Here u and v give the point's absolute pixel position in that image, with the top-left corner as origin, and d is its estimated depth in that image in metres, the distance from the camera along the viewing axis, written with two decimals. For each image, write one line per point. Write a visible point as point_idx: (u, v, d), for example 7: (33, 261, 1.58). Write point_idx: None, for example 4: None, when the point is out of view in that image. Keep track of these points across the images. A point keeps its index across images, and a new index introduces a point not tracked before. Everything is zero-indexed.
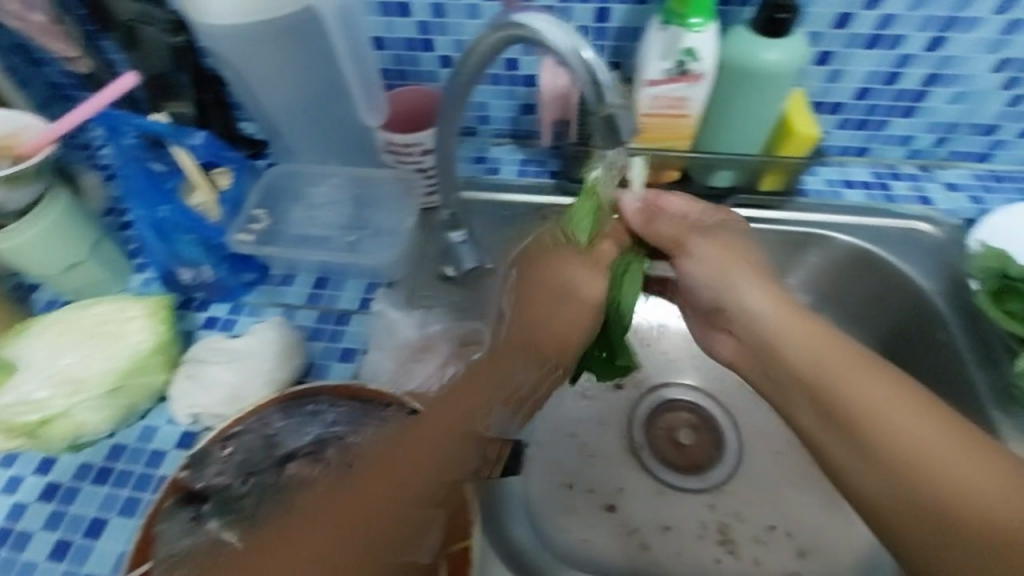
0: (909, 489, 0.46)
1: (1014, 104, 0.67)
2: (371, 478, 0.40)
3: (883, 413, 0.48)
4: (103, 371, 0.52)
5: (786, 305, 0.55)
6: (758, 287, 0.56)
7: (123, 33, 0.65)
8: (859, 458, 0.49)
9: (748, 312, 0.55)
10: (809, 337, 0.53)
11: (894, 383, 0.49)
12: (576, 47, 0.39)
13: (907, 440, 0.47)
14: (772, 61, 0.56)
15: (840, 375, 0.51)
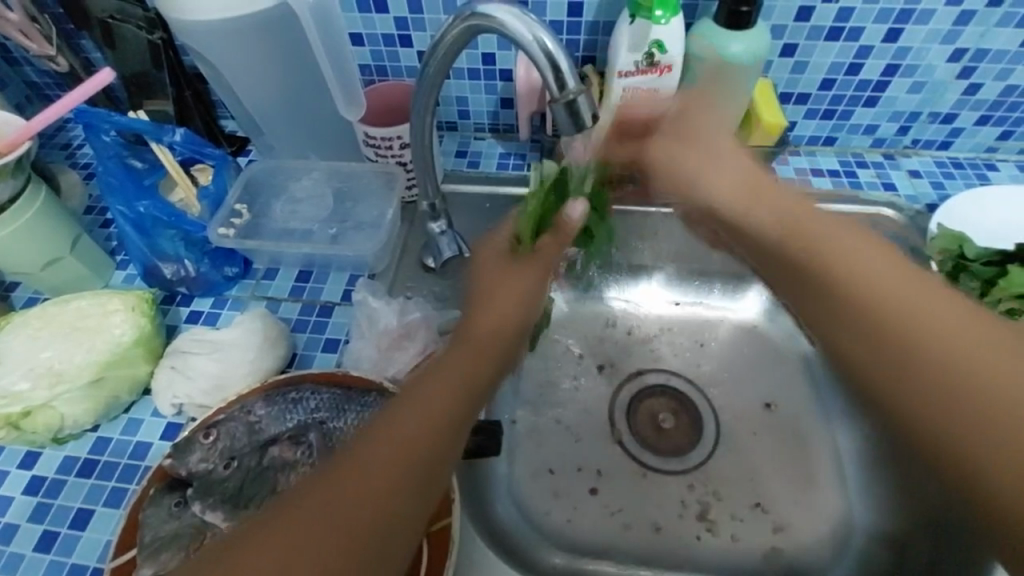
0: (908, 372, 0.34)
1: (970, 93, 0.69)
2: (395, 431, 0.36)
3: (865, 285, 0.38)
4: (83, 364, 0.53)
5: (747, 179, 0.47)
6: (719, 166, 0.48)
7: (99, 30, 0.65)
8: (863, 350, 0.37)
9: (724, 206, 0.47)
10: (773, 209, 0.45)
11: (879, 254, 0.40)
12: (537, 38, 0.40)
13: (902, 315, 0.36)
14: (737, 52, 0.58)
15: (812, 246, 0.42)
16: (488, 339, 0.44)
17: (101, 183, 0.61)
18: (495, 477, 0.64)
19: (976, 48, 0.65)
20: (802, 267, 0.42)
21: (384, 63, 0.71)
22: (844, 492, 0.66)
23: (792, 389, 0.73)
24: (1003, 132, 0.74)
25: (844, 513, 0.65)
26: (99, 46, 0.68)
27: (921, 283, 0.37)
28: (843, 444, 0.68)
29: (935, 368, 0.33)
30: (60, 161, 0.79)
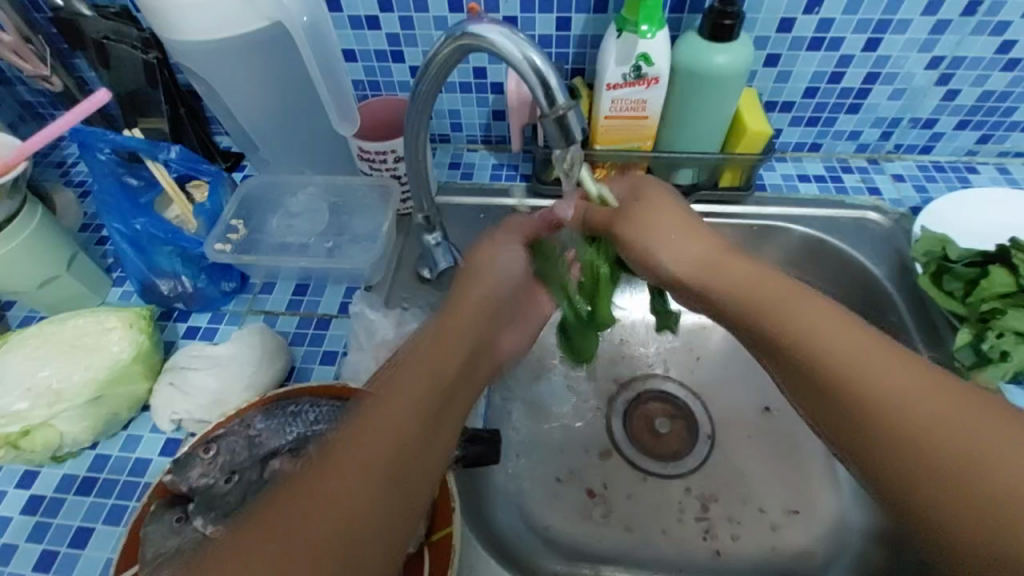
0: (867, 439, 0.37)
1: (949, 99, 0.72)
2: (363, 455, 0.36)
3: (821, 350, 0.40)
4: (81, 383, 0.53)
5: (714, 245, 0.49)
6: (691, 232, 0.50)
7: (95, 51, 0.66)
8: (827, 418, 0.40)
9: (694, 268, 0.49)
10: (734, 275, 0.47)
11: (830, 315, 0.42)
12: (526, 57, 0.41)
13: (862, 381, 0.38)
14: (722, 63, 0.60)
15: (769, 315, 0.44)
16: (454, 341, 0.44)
17: (98, 202, 0.61)
18: (495, 485, 0.64)
19: (953, 55, 0.67)
20: (761, 319, 0.44)
21: (377, 78, 0.72)
22: (839, 492, 0.67)
23: None
24: (982, 136, 0.76)
25: (839, 513, 0.66)
26: (93, 65, 0.68)
27: (867, 346, 0.39)
28: None
29: (886, 425, 0.36)
30: (55, 179, 0.79)
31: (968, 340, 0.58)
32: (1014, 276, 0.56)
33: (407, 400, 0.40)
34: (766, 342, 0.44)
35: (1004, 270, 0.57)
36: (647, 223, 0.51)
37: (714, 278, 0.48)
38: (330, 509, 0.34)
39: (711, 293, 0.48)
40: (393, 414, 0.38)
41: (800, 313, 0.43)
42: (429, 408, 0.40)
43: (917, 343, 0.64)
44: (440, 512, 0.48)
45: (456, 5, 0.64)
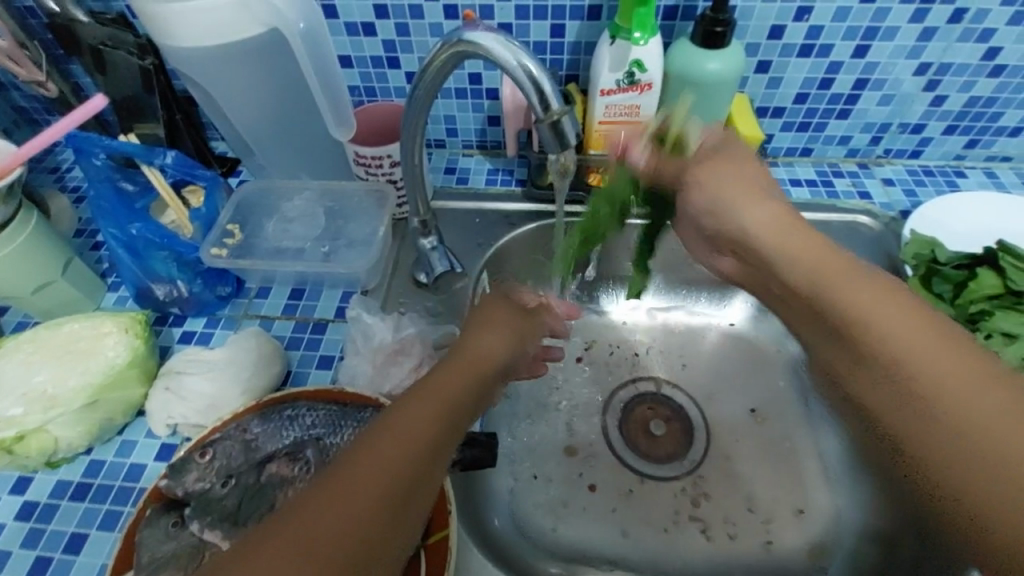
0: (921, 412, 0.35)
1: (936, 105, 0.73)
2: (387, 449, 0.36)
3: (877, 325, 0.40)
4: (76, 388, 0.53)
5: (786, 219, 0.49)
6: (765, 201, 0.50)
7: (91, 57, 0.66)
8: (881, 391, 0.38)
9: (756, 231, 0.49)
10: (800, 251, 0.46)
11: (891, 296, 0.41)
12: (521, 63, 0.41)
13: (917, 356, 0.37)
14: (713, 69, 0.61)
15: (831, 289, 0.43)
16: (472, 365, 0.46)
17: (93, 207, 0.62)
18: (490, 488, 0.65)
19: (940, 62, 0.68)
20: (824, 292, 0.44)
21: (373, 84, 0.73)
22: (833, 492, 0.67)
23: (781, 396, 0.75)
24: (970, 141, 0.77)
25: (833, 514, 0.66)
26: (89, 71, 0.69)
27: (925, 327, 0.38)
28: (833, 447, 0.70)
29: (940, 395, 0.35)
30: (50, 185, 0.79)
31: None
32: (1000, 279, 0.58)
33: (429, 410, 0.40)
34: (826, 317, 0.43)
35: (988, 272, 0.58)
36: (723, 173, 0.52)
37: (778, 249, 0.48)
38: (355, 509, 0.34)
39: (769, 257, 0.48)
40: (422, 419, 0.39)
41: (867, 290, 0.42)
42: (447, 421, 0.41)
43: None
44: (436, 513, 0.48)
45: (451, 12, 0.65)
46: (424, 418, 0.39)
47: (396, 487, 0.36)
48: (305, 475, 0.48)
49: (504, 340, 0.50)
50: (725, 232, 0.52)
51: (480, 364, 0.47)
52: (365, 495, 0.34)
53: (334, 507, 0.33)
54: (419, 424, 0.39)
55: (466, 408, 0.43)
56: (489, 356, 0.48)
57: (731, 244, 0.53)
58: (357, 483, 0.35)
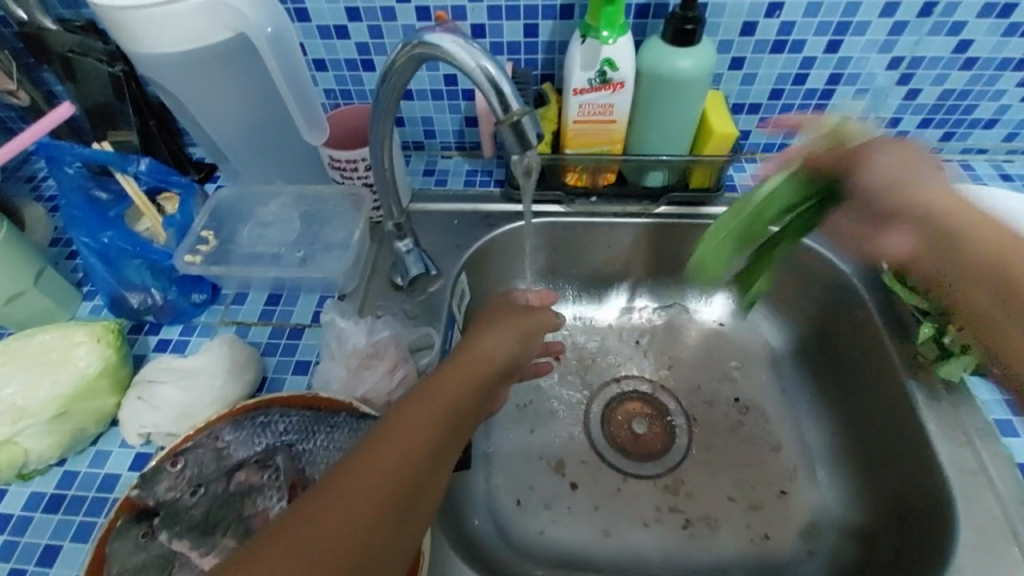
0: None
1: (910, 98, 0.73)
2: (390, 450, 0.37)
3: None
4: (45, 399, 0.52)
5: (962, 200, 0.56)
6: (931, 173, 0.57)
7: (60, 65, 0.65)
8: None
9: (937, 209, 0.56)
10: (979, 219, 0.54)
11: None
12: (480, 66, 0.41)
13: None
14: (684, 66, 0.61)
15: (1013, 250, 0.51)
16: (474, 363, 0.47)
17: (65, 216, 0.62)
18: (471, 489, 0.64)
19: (912, 55, 0.69)
20: (1002, 255, 0.52)
21: (348, 87, 0.73)
22: (816, 488, 0.67)
23: (762, 392, 0.75)
24: (946, 133, 0.78)
25: (814, 508, 0.66)
26: (58, 79, 0.68)
27: None
28: (815, 442, 0.70)
29: None
30: (25, 194, 0.78)
31: None
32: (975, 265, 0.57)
33: (428, 408, 0.41)
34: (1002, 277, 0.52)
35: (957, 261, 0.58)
36: (885, 158, 0.59)
37: (952, 218, 0.55)
38: (361, 507, 0.34)
39: (944, 227, 0.56)
40: (425, 417, 0.40)
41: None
42: (454, 418, 0.42)
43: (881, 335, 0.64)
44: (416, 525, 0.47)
45: (422, 13, 0.65)
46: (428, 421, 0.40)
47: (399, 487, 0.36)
48: (274, 483, 0.47)
49: (507, 342, 0.52)
50: (895, 208, 0.59)
51: (482, 364, 0.48)
52: (374, 488, 0.35)
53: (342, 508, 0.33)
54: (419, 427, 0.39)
55: (465, 412, 0.43)
56: (495, 356, 0.49)
57: (888, 228, 0.61)
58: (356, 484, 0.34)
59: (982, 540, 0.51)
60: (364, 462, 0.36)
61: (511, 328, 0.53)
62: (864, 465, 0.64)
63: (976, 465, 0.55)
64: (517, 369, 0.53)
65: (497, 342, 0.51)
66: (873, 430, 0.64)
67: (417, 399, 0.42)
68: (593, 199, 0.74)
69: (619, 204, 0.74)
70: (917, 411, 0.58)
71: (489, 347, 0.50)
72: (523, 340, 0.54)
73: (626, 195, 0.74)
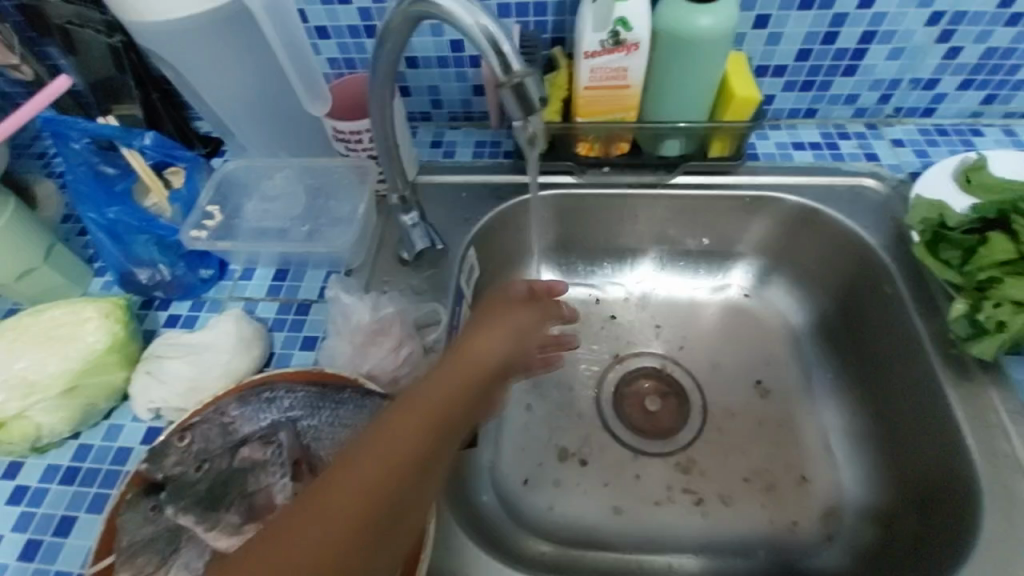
0: None
1: (950, 57, 0.68)
2: (368, 472, 0.33)
3: None
4: (55, 374, 0.53)
5: None
6: None
7: (60, 37, 0.64)
8: None
9: None
10: None
11: None
12: (479, 23, 0.38)
13: None
14: (703, 25, 0.57)
15: None
16: (475, 361, 0.43)
17: (72, 191, 0.62)
18: (480, 465, 0.64)
19: (954, 10, 0.63)
20: None
21: (352, 55, 0.70)
22: (834, 468, 0.65)
23: (781, 370, 0.73)
24: (988, 96, 0.72)
25: (831, 489, 0.64)
26: (60, 52, 0.67)
27: None
28: (835, 422, 0.68)
29: None
30: (36, 170, 0.78)
31: (964, 310, 0.55)
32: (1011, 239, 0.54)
33: (418, 418, 0.37)
34: None
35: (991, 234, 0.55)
36: None
37: None
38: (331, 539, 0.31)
39: None
40: (412, 431, 0.36)
41: None
42: (446, 429, 0.38)
43: (910, 311, 0.61)
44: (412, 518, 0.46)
45: None
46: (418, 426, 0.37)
47: (382, 500, 0.33)
48: (278, 459, 0.47)
49: (514, 331, 0.47)
50: None
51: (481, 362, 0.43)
52: (346, 516, 0.32)
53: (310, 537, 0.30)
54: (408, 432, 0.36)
55: (462, 416, 0.39)
56: (499, 350, 0.45)
57: None
58: (337, 496, 0.32)
59: (1008, 526, 0.49)
60: (340, 484, 0.33)
61: (521, 314, 0.49)
62: (886, 446, 0.62)
63: (1006, 448, 0.52)
64: (526, 359, 0.49)
65: (502, 333, 0.46)
66: (898, 410, 0.61)
67: (406, 406, 0.38)
68: (606, 169, 0.71)
69: (634, 175, 0.71)
70: (945, 392, 0.56)
71: (492, 340, 0.45)
72: (531, 328, 0.49)
73: (640, 165, 0.71)
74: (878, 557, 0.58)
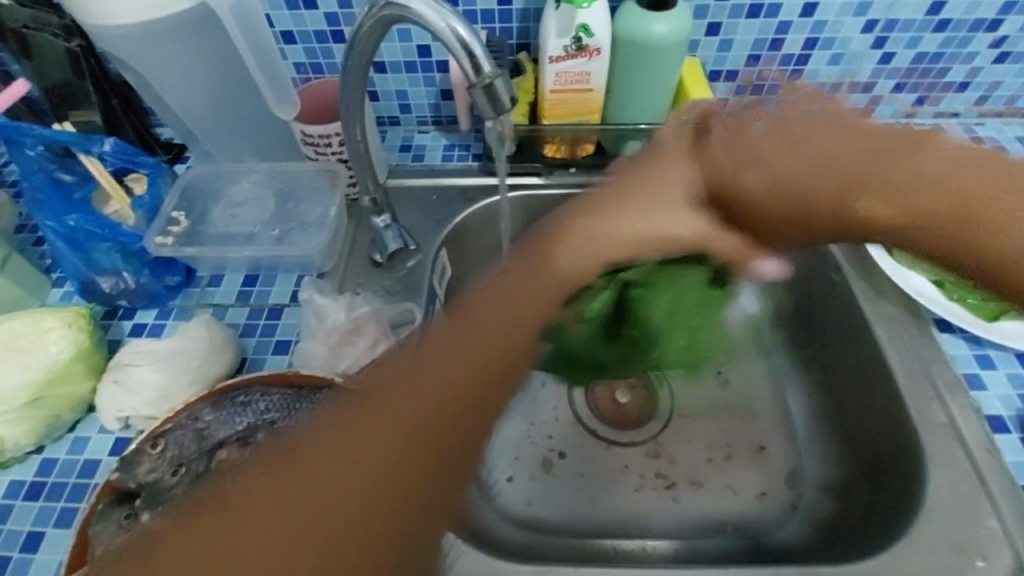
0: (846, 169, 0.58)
1: (885, 62, 0.73)
2: (359, 456, 0.38)
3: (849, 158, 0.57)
4: (16, 385, 0.51)
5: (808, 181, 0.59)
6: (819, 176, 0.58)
7: (13, 41, 0.63)
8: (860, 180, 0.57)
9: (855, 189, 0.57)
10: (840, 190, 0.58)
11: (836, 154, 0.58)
12: (450, 26, 0.40)
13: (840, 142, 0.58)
14: (660, 31, 0.60)
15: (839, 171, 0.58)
16: (473, 343, 0.44)
17: (29, 199, 0.60)
18: None
19: (885, 18, 0.69)
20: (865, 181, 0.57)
21: (318, 60, 0.70)
22: (794, 446, 0.69)
23: (743, 359, 0.76)
24: (919, 98, 0.78)
25: (793, 469, 0.68)
26: (13, 57, 0.65)
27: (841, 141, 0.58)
28: (794, 407, 0.72)
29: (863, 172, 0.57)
30: None
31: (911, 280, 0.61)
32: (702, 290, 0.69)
33: (409, 404, 0.40)
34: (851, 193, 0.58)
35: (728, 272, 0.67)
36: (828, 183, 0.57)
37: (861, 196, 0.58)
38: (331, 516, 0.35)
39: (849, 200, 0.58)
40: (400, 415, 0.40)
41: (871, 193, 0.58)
42: (438, 413, 0.40)
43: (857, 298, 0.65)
44: None
45: None
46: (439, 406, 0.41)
47: (379, 485, 0.37)
48: None
49: (520, 309, 0.48)
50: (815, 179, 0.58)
51: (481, 343, 0.45)
52: (342, 496, 0.36)
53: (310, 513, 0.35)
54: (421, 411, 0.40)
55: (456, 398, 0.41)
56: (501, 329, 0.46)
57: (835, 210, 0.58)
58: (325, 481, 0.37)
59: (949, 488, 0.53)
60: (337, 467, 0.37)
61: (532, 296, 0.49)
62: (839, 425, 0.66)
63: (946, 419, 0.56)
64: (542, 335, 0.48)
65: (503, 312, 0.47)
66: (850, 391, 0.66)
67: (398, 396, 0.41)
68: (572, 170, 0.72)
69: (598, 175, 0.72)
70: (891, 370, 0.60)
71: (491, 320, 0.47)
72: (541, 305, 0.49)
73: (605, 165, 0.72)
74: (838, 527, 0.61)
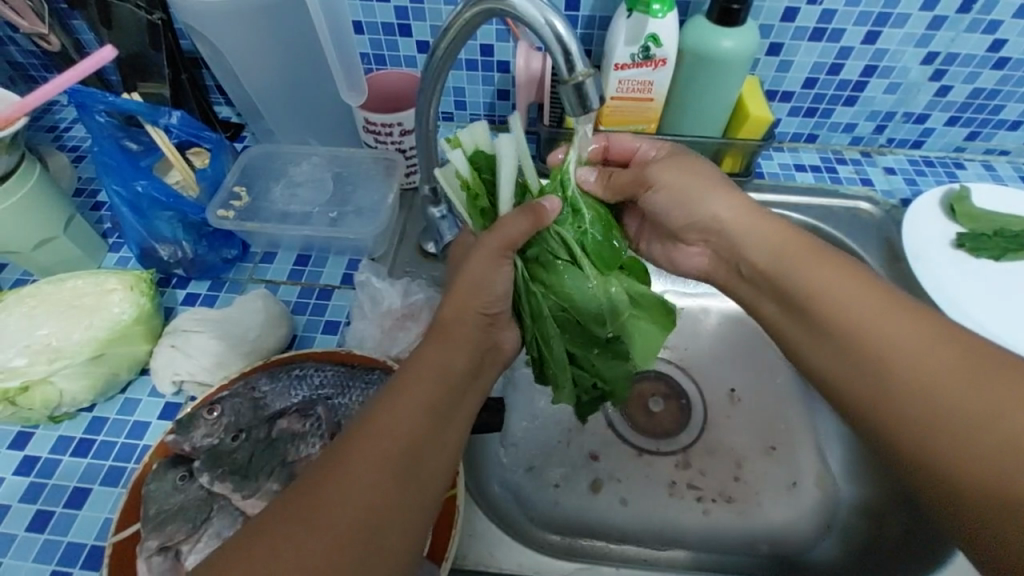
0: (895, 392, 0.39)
1: (941, 95, 0.74)
2: (363, 464, 0.34)
3: (895, 353, 0.40)
4: (82, 340, 0.52)
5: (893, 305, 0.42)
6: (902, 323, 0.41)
7: (96, 10, 0.64)
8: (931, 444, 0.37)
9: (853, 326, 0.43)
10: (916, 338, 0.40)
11: (889, 305, 0.42)
12: (548, 23, 0.41)
13: (889, 340, 0.41)
14: (727, 46, 0.61)
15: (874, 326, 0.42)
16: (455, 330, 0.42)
17: (97, 163, 0.60)
18: (491, 455, 0.65)
19: (946, 51, 0.69)
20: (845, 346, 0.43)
21: (383, 51, 0.72)
22: (828, 470, 0.69)
23: (778, 378, 0.76)
24: (971, 133, 0.79)
25: (829, 493, 0.67)
26: (93, 26, 0.67)
27: (910, 317, 0.41)
28: (828, 429, 0.71)
29: (893, 364, 0.40)
30: (48, 143, 0.77)
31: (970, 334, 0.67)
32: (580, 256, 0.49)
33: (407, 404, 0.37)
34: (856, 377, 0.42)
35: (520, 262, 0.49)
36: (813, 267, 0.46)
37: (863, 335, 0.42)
38: (331, 534, 0.31)
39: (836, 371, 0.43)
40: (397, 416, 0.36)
41: (894, 321, 0.41)
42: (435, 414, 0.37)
43: None
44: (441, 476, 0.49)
45: None
46: (380, 473, 0.34)
47: (382, 494, 0.33)
48: (317, 431, 0.48)
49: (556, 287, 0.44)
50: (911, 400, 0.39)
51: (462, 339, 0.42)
52: (345, 511, 0.32)
53: (307, 538, 0.31)
54: (358, 491, 0.33)
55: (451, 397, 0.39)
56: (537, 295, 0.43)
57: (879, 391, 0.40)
58: (334, 490, 0.32)
59: None
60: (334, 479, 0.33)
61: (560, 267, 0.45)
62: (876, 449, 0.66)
63: None
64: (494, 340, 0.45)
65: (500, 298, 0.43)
66: None
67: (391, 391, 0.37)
68: None
69: None
70: None
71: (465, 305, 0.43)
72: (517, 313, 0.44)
73: None
74: (870, 552, 0.61)
